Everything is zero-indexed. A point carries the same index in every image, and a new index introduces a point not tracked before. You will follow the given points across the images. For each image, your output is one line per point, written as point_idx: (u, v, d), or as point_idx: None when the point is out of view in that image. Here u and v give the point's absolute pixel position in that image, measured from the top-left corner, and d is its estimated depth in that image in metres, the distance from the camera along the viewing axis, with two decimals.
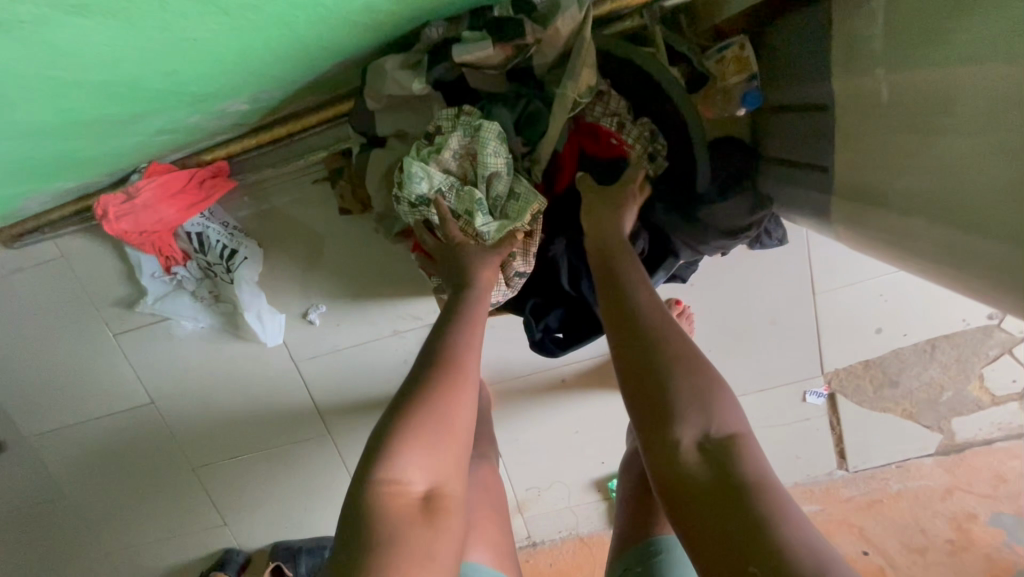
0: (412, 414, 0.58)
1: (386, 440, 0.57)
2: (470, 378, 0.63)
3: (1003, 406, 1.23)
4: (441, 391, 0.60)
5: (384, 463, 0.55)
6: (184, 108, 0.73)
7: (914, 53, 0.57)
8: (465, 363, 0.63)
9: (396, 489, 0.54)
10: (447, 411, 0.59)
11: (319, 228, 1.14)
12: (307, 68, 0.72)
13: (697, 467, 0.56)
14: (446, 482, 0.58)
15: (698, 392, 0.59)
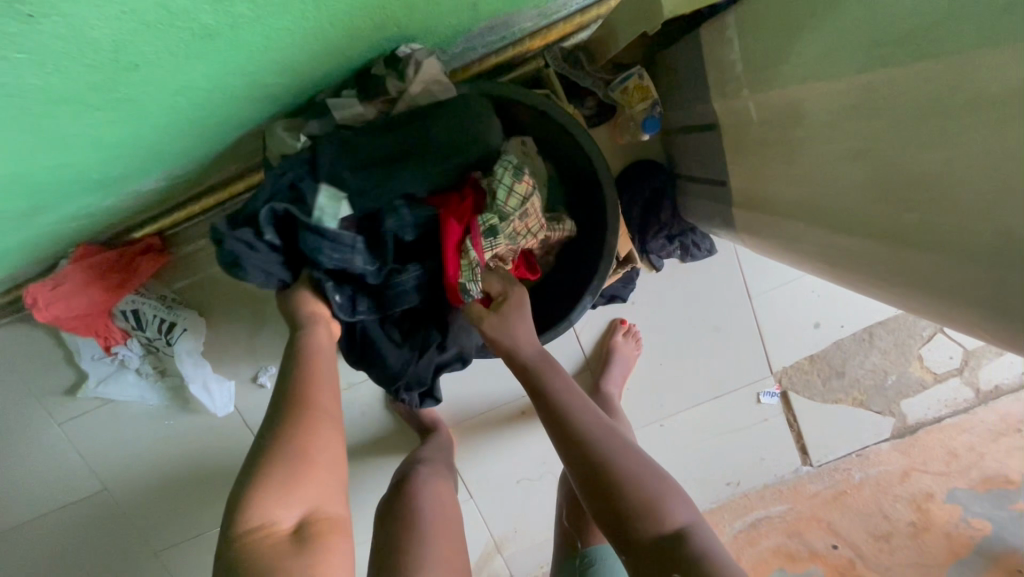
0: (269, 456, 0.59)
1: (249, 487, 0.57)
2: (327, 413, 0.65)
3: (944, 383, 1.28)
4: (295, 431, 0.61)
5: (246, 510, 0.55)
6: (96, 195, 0.73)
7: (762, 74, 0.62)
8: (320, 399, 0.66)
9: (261, 531, 0.54)
10: (304, 448, 0.60)
11: (260, 291, 1.14)
12: (213, 141, 0.74)
13: (654, 559, 0.60)
14: (320, 511, 0.58)
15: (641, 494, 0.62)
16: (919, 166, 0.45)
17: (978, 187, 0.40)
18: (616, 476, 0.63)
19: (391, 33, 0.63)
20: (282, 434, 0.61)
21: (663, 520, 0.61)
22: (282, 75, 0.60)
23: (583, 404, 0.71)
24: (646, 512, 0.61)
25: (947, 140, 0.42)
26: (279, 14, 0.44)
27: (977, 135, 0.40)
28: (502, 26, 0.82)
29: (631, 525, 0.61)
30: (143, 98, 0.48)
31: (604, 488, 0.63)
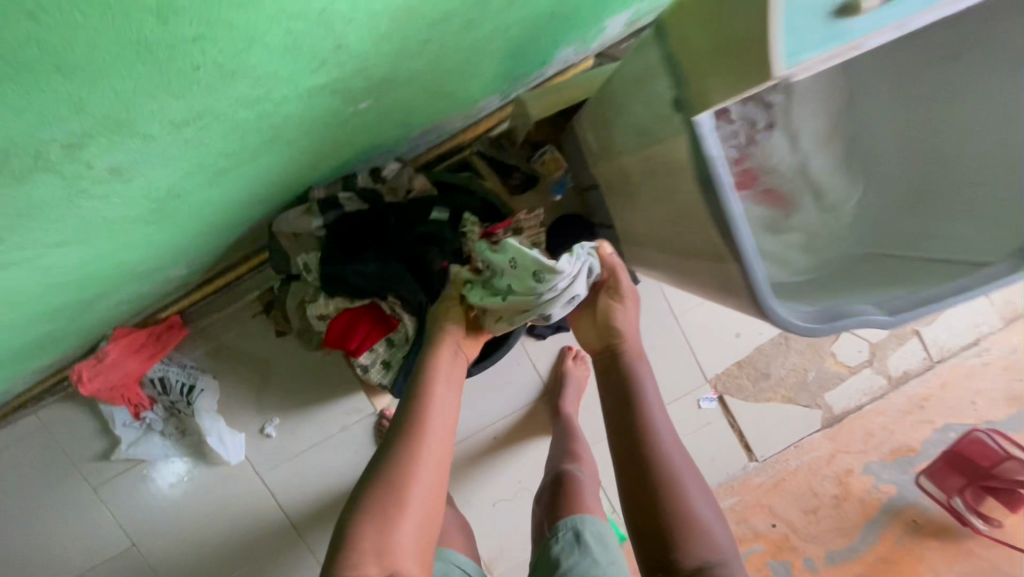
0: (370, 505, 0.65)
1: (348, 525, 0.65)
2: (438, 450, 0.71)
3: (859, 374, 1.48)
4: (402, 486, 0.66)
5: (347, 548, 0.63)
6: (137, 283, 0.97)
7: (604, 149, 0.87)
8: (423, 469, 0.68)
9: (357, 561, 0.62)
10: (400, 496, 0.66)
11: (265, 352, 1.37)
12: (225, 235, 1.00)
13: None
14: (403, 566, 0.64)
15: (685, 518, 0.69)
16: (674, 205, 0.67)
17: (690, 215, 0.63)
18: (662, 482, 0.71)
19: (349, 149, 0.90)
20: (384, 480, 0.67)
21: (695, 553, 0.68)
22: (271, 184, 0.86)
23: (666, 425, 0.76)
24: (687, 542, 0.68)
25: (677, 189, 0.64)
26: (263, 152, 0.70)
27: (682, 187, 0.62)
28: (437, 128, 1.10)
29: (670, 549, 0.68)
30: (178, 212, 0.73)
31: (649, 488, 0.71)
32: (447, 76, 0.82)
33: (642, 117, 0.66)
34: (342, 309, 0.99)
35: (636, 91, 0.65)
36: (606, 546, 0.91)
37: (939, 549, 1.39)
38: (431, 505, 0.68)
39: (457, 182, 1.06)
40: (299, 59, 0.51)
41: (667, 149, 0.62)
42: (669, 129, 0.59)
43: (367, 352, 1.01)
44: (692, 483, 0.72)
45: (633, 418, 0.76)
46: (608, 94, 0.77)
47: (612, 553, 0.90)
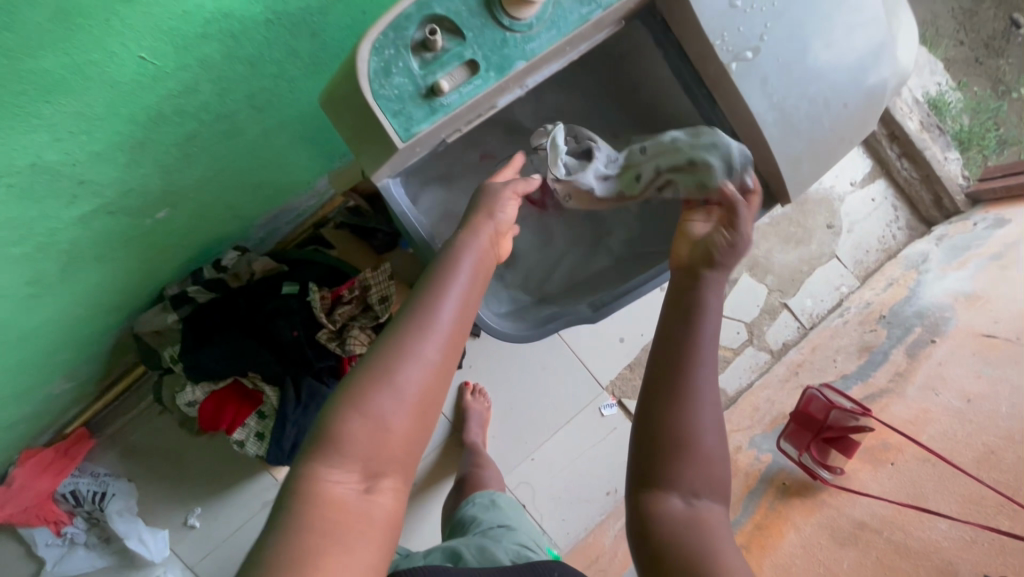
0: (357, 387, 0.54)
1: (330, 409, 0.53)
2: (450, 341, 0.59)
3: (743, 354, 1.57)
4: (391, 367, 0.55)
5: (319, 431, 0.52)
6: (18, 402, 1.05)
7: None
8: (425, 357, 0.56)
9: (326, 460, 0.51)
10: (394, 380, 0.54)
11: (177, 446, 1.43)
12: (97, 344, 1.08)
13: (676, 529, 0.59)
14: (386, 477, 0.53)
15: (705, 449, 0.62)
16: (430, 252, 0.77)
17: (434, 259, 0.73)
18: (679, 411, 0.62)
19: (186, 248, 1.00)
20: (382, 356, 0.55)
21: (704, 492, 0.61)
22: (116, 292, 0.95)
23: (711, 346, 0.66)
24: (693, 471, 0.61)
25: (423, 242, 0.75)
26: (76, 269, 0.80)
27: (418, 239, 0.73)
28: (285, 211, 1.20)
29: (675, 480, 0.61)
30: (14, 334, 0.82)
31: (666, 417, 0.62)
32: (249, 173, 0.93)
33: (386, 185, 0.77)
34: (207, 393, 1.06)
35: None
36: (515, 507, 1.05)
37: (798, 509, 1.22)
38: (428, 398, 0.56)
39: (305, 256, 1.17)
40: (45, 198, 0.61)
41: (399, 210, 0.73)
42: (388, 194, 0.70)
43: (240, 428, 1.08)
44: (713, 420, 0.63)
45: (675, 332, 0.66)
46: None
47: (519, 514, 1.04)
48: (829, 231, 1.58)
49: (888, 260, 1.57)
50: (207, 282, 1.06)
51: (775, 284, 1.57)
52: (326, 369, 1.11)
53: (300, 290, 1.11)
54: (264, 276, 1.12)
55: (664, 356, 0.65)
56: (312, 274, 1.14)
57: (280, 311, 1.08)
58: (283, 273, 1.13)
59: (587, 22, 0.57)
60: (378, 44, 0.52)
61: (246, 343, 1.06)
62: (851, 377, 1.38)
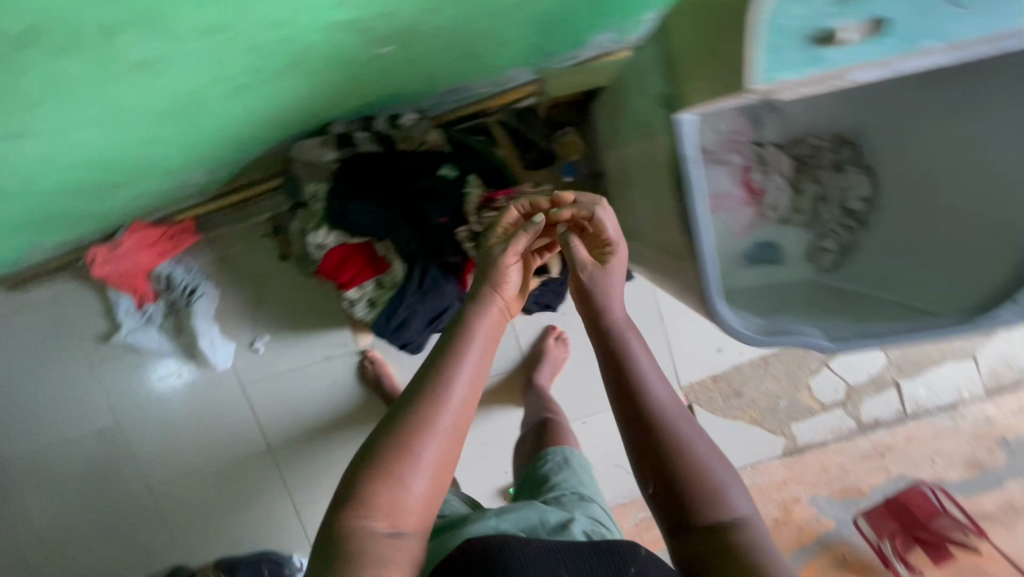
0: (381, 457, 0.60)
1: (359, 478, 0.60)
2: (465, 403, 0.65)
3: (830, 412, 1.49)
4: (416, 433, 0.61)
5: (352, 498, 0.59)
6: (157, 179, 1.03)
7: (614, 139, 0.88)
8: (443, 417, 0.63)
9: (363, 519, 0.58)
10: (410, 451, 0.61)
11: (266, 273, 1.44)
12: (245, 153, 1.05)
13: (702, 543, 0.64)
14: (410, 528, 0.60)
15: (709, 483, 0.65)
16: (657, 204, 0.69)
17: (667, 212, 0.65)
18: (675, 448, 0.67)
19: (371, 91, 0.93)
20: (401, 434, 0.61)
21: (725, 510, 0.65)
22: (294, 110, 0.90)
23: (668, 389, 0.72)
24: (705, 502, 0.65)
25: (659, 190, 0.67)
26: (286, 76, 0.73)
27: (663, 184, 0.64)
28: (463, 89, 1.12)
29: (692, 511, 0.65)
30: (199, 117, 0.77)
31: (660, 453, 0.67)
32: (473, 37, 0.84)
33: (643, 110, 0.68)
34: (338, 243, 1.04)
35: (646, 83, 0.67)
36: (587, 471, 1.04)
37: None
38: (446, 460, 0.63)
39: (472, 143, 1.09)
40: None
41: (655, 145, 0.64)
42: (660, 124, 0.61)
43: (356, 287, 1.06)
44: (703, 446, 0.68)
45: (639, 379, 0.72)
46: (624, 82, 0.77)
47: (591, 477, 1.04)
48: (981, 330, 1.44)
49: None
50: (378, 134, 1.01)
51: (897, 360, 1.46)
52: (452, 266, 1.04)
53: (457, 176, 1.04)
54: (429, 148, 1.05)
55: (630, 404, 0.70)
56: (474, 166, 1.07)
57: (433, 191, 1.02)
58: (447, 153, 1.06)
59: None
60: None
61: (392, 210, 1.01)
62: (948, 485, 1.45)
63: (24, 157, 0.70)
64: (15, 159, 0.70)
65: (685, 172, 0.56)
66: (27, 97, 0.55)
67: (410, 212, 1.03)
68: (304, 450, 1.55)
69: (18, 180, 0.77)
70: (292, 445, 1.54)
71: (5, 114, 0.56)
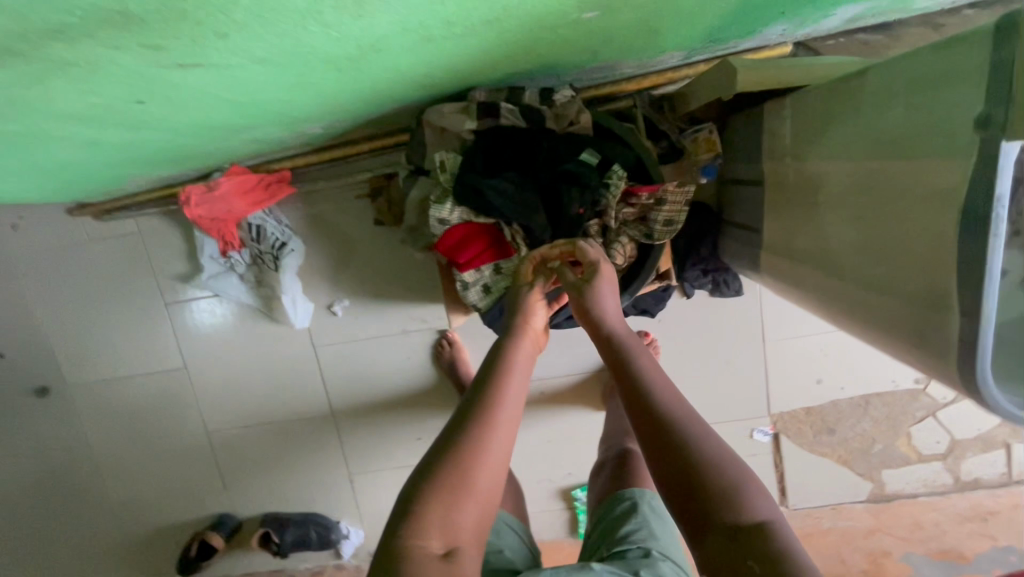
0: (433, 479, 0.54)
1: (408, 508, 0.53)
2: (511, 420, 0.60)
3: (927, 464, 1.39)
4: (463, 449, 0.56)
5: (402, 524, 0.52)
6: (279, 125, 0.96)
7: (803, 149, 0.78)
8: (496, 430, 0.58)
9: (416, 543, 0.50)
10: (463, 472, 0.54)
11: (354, 235, 1.37)
12: (374, 108, 0.97)
13: (728, 549, 0.53)
14: (467, 552, 0.52)
15: (723, 480, 0.56)
16: (892, 238, 0.59)
17: (916, 251, 0.55)
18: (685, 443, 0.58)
19: (531, 59, 0.84)
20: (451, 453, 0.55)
21: (750, 507, 0.55)
22: (448, 69, 0.81)
23: (664, 382, 0.64)
24: (727, 502, 0.55)
25: (904, 222, 0.57)
26: (473, 32, 0.65)
27: (921, 217, 0.54)
28: (609, 68, 1.02)
29: (714, 512, 0.54)
30: (363, 65, 0.69)
31: (672, 453, 0.58)
32: (671, 13, 0.74)
33: (899, 125, 0.58)
34: (462, 220, 0.96)
35: (913, 94, 0.56)
36: (665, 521, 0.89)
37: None
38: (497, 484, 0.56)
39: (616, 129, 0.99)
40: None
41: (922, 170, 0.54)
42: (945, 148, 0.51)
43: (473, 270, 0.99)
44: (713, 439, 0.59)
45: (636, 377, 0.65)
46: (851, 87, 0.67)
47: (668, 529, 0.88)
48: None
49: None
50: (524, 109, 0.93)
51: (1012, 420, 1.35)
52: None
53: (599, 164, 0.95)
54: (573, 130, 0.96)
55: (635, 410, 0.62)
56: (618, 155, 0.97)
57: (574, 177, 0.93)
58: (591, 137, 0.97)
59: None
60: None
61: (528, 192, 0.93)
62: None
63: (179, 87, 0.63)
64: (170, 88, 0.62)
65: (991, 212, 0.45)
66: (223, 22, 0.47)
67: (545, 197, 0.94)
68: (366, 421, 1.51)
69: (159, 111, 0.71)
70: (355, 416, 1.51)
71: (198, 38, 0.49)
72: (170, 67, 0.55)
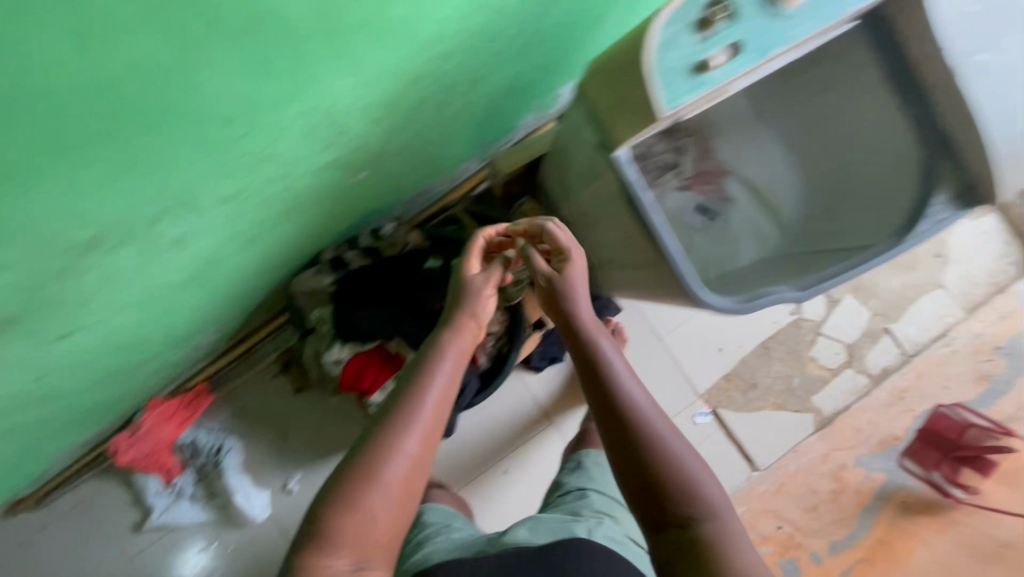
0: (351, 484, 0.61)
1: (330, 506, 0.60)
2: (435, 429, 0.67)
3: (841, 375, 1.56)
4: (386, 454, 0.63)
5: (320, 527, 0.60)
6: (173, 348, 1.10)
7: (564, 192, 1.02)
8: (416, 441, 0.65)
9: (327, 553, 0.58)
10: (377, 473, 0.62)
11: (284, 412, 1.48)
12: (249, 300, 1.13)
13: (676, 544, 0.65)
14: (378, 552, 0.61)
15: (681, 483, 0.66)
16: (620, 230, 0.81)
17: (628, 233, 0.77)
18: (644, 446, 0.67)
19: (352, 215, 1.06)
20: (365, 457, 0.63)
21: (696, 505, 0.65)
22: (288, 248, 1.01)
23: (635, 388, 0.71)
24: (678, 501, 0.65)
25: (615, 218, 0.79)
26: (284, 219, 0.85)
27: (617, 211, 0.76)
28: (425, 192, 1.26)
29: (668, 505, 0.65)
30: (212, 275, 0.86)
31: (636, 454, 0.67)
32: (431, 144, 0.98)
33: (582, 160, 0.82)
34: (352, 354, 1.11)
35: (577, 139, 0.81)
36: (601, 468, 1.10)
37: (931, 527, 1.48)
38: (412, 485, 0.64)
39: (446, 234, 1.23)
40: (312, 142, 0.67)
41: (601, 182, 0.76)
42: (599, 167, 0.74)
43: (378, 390, 1.13)
44: (674, 438, 0.68)
45: (602, 384, 0.72)
46: (559, 145, 0.92)
47: (604, 475, 1.09)
48: (935, 260, 1.57)
49: (996, 294, 1.56)
50: (365, 249, 1.13)
51: (879, 308, 1.57)
52: None
53: (442, 265, 1.16)
54: (412, 248, 1.17)
55: (604, 413, 0.70)
56: (455, 251, 1.19)
57: (426, 283, 1.14)
58: (428, 248, 1.19)
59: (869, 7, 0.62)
60: (674, 16, 0.57)
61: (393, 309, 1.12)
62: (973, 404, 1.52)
63: (66, 354, 0.77)
64: (59, 358, 0.76)
65: (632, 194, 0.67)
66: (79, 295, 0.63)
67: (409, 307, 1.13)
68: None
69: (57, 380, 0.83)
70: None
71: (65, 312, 0.64)
72: (51, 341, 0.69)
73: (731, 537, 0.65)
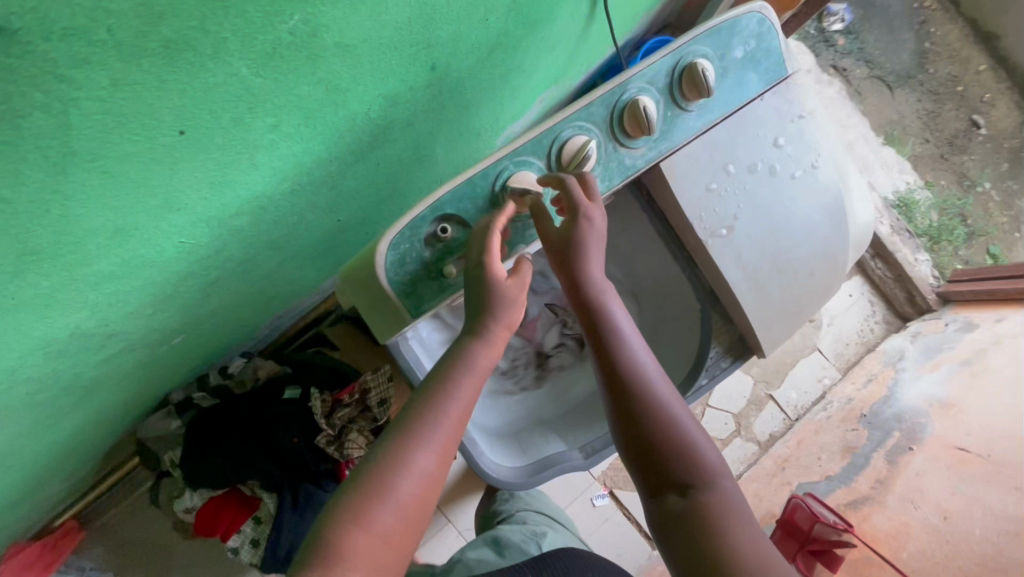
0: (347, 503, 0.55)
1: (325, 522, 0.55)
2: (448, 433, 0.61)
3: (732, 444, 1.57)
4: (385, 468, 0.57)
5: (319, 545, 0.54)
6: (12, 512, 1.05)
7: None
8: (424, 452, 0.59)
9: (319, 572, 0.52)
10: (387, 485, 0.56)
11: (165, 539, 1.43)
12: (95, 449, 1.09)
13: (685, 529, 0.61)
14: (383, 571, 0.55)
15: (696, 461, 0.65)
16: None
17: None
18: (657, 425, 0.66)
19: (193, 361, 1.03)
20: (368, 470, 0.57)
21: (712, 483, 0.64)
22: (119, 406, 0.97)
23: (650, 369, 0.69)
24: (691, 479, 0.64)
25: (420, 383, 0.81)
26: (84, 398, 0.82)
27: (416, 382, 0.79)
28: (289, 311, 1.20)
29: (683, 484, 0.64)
30: (14, 461, 0.83)
31: (643, 438, 0.66)
32: (258, 291, 0.97)
33: None
34: (205, 499, 1.09)
35: None
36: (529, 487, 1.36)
37: None
38: (419, 503, 0.58)
39: (308, 358, 1.20)
40: (73, 353, 0.65)
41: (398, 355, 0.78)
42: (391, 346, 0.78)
43: (236, 533, 1.09)
44: (684, 416, 0.67)
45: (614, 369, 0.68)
46: None
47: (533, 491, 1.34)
48: (811, 324, 1.62)
49: (867, 353, 1.61)
50: (214, 389, 1.11)
51: (762, 375, 1.60)
52: (325, 472, 1.13)
53: (301, 393, 1.14)
54: (269, 381, 1.16)
55: (615, 397, 0.68)
56: (314, 376, 1.17)
57: (280, 417, 1.11)
58: (285, 377, 1.16)
59: (610, 191, 0.70)
60: (395, 241, 0.65)
61: (245, 448, 1.09)
62: (834, 478, 1.51)
63: None
64: None
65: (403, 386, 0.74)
66: None
67: (264, 442, 1.10)
68: None
69: None
70: None
71: None
72: None
73: (740, 509, 0.63)
